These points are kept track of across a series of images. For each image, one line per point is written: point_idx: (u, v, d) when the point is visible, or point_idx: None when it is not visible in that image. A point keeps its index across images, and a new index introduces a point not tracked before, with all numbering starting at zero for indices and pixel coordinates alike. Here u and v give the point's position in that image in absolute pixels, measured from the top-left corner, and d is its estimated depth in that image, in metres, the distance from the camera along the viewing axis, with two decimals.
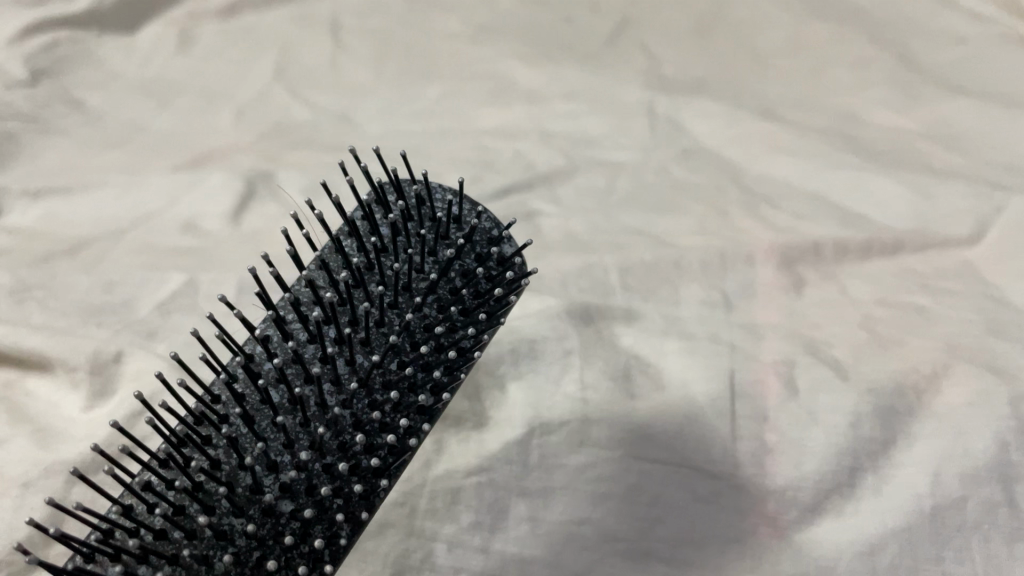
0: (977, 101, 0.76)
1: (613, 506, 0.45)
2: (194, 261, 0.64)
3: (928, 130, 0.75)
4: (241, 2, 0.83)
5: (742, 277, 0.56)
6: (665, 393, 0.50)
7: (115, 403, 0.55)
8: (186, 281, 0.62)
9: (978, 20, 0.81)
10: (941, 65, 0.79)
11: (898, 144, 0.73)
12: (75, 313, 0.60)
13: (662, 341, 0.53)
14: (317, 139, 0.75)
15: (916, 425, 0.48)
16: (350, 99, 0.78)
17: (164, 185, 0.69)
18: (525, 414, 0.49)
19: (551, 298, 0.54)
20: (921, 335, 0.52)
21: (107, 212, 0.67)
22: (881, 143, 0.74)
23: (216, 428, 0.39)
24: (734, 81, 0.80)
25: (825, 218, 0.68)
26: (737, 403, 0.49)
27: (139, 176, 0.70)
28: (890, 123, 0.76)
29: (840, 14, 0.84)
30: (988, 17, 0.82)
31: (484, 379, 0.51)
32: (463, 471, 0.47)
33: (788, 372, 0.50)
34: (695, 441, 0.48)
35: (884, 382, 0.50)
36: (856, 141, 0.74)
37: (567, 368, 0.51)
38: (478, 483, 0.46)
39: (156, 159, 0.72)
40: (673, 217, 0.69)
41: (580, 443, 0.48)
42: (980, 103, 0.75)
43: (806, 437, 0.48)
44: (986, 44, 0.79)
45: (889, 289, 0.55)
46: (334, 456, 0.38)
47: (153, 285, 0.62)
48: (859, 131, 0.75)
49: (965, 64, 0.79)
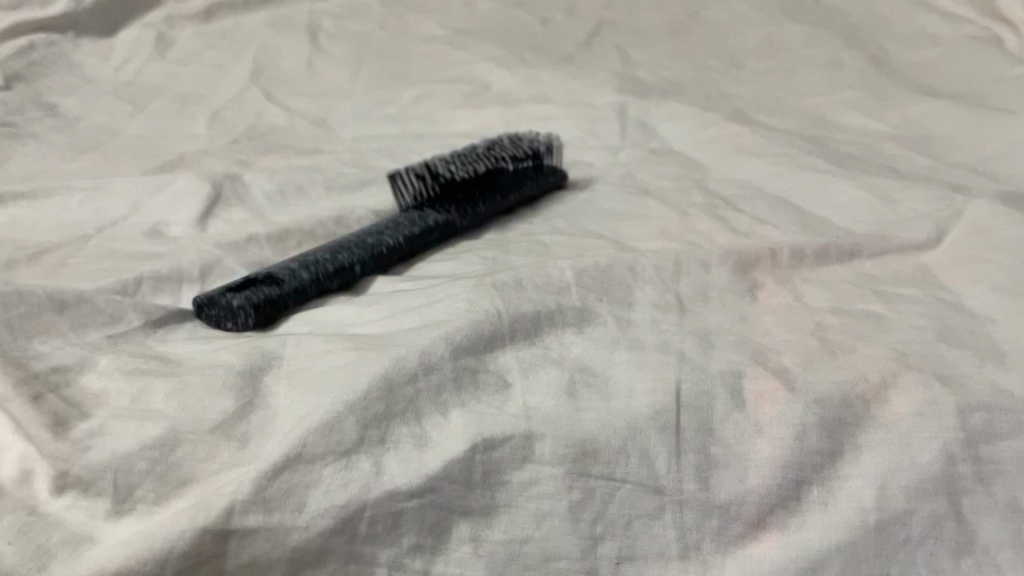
0: (935, 134, 0.84)
1: (531, 532, 0.37)
2: (152, 248, 0.65)
3: (891, 146, 0.81)
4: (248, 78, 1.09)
5: (697, 282, 0.53)
6: (611, 404, 0.41)
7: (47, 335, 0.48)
8: (136, 265, 0.61)
9: (897, 72, 1.03)
10: (904, 99, 0.92)
11: (858, 161, 0.75)
12: (34, 274, 0.59)
13: (612, 353, 0.45)
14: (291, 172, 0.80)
15: (866, 435, 0.39)
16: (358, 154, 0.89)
17: (166, 200, 0.74)
18: (470, 429, 0.39)
19: (499, 302, 0.47)
20: (872, 346, 0.45)
21: (106, 213, 0.72)
22: (846, 158, 0.77)
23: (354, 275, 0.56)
24: (710, 140, 0.87)
25: (787, 222, 0.65)
26: (683, 415, 0.40)
27: (145, 196, 0.74)
28: (854, 144, 0.83)
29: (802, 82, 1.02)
30: (895, 67, 1.06)
31: (425, 403, 0.41)
32: (385, 488, 0.37)
33: (738, 382, 0.41)
34: (637, 455, 0.38)
35: (833, 390, 0.41)
36: (816, 160, 0.76)
37: (506, 393, 0.42)
38: (390, 496, 0.37)
39: (166, 177, 0.76)
40: (636, 222, 0.67)
41: (523, 460, 0.38)
42: (938, 133, 0.83)
43: (750, 448, 0.39)
44: (930, 87, 0.96)
45: (848, 298, 0.51)
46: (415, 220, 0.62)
47: (105, 269, 0.61)
48: (823, 147, 0.81)
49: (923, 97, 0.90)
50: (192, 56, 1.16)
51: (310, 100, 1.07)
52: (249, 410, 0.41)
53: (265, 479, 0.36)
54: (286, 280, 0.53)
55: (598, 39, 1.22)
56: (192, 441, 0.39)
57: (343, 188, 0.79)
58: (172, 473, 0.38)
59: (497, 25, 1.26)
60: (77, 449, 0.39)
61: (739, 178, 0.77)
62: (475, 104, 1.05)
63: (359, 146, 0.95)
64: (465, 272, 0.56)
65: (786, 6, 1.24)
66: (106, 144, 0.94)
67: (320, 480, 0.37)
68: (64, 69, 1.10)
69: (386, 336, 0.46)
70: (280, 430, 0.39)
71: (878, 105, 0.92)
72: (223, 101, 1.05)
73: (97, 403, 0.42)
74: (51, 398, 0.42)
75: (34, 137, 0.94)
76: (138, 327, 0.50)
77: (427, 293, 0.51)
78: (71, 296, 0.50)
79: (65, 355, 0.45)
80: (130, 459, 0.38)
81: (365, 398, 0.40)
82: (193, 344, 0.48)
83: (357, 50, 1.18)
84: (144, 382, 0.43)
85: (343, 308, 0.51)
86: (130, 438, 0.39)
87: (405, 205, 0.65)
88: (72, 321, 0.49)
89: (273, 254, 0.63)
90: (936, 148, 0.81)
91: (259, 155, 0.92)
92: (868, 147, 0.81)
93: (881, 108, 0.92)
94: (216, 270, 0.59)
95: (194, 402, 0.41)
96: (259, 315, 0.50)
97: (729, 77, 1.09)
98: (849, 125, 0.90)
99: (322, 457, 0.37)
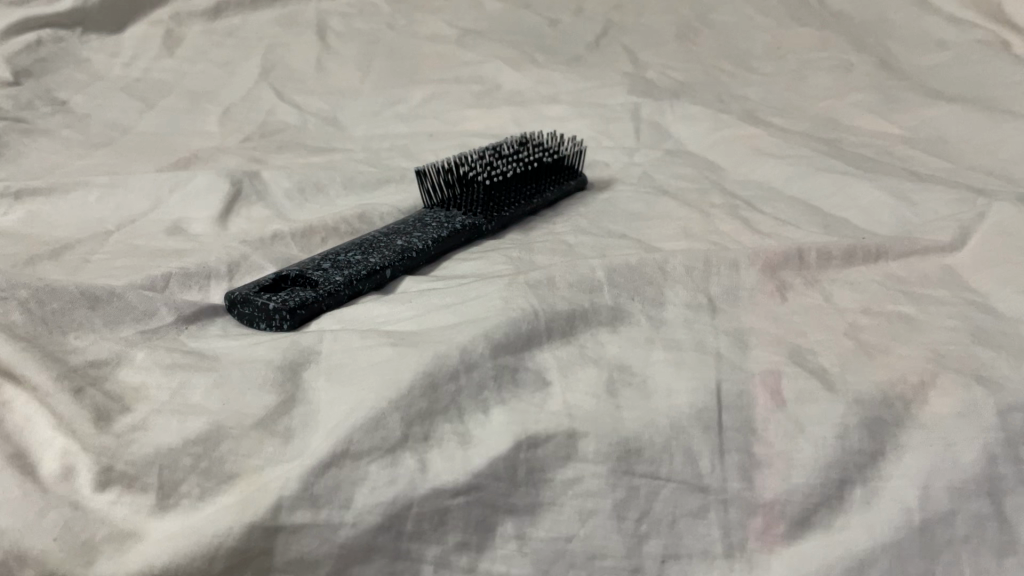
0: (948, 136, 0.84)
1: (576, 529, 0.37)
2: (176, 243, 0.65)
3: (906, 148, 0.82)
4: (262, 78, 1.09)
5: (727, 282, 0.53)
6: (652, 402, 0.41)
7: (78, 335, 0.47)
8: (160, 261, 0.61)
9: (908, 75, 1.04)
10: (913, 102, 0.92)
11: (875, 164, 0.76)
12: (59, 267, 0.59)
13: (648, 351, 0.45)
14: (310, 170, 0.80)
15: (906, 435, 0.40)
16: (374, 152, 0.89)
17: (185, 197, 0.74)
18: (513, 427, 0.39)
19: (534, 302, 0.48)
20: (907, 346, 0.45)
21: (126, 210, 0.71)
22: (863, 160, 0.77)
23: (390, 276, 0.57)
24: (724, 142, 0.87)
25: (809, 223, 0.65)
26: (725, 415, 0.40)
27: (164, 194, 0.74)
28: (868, 147, 0.83)
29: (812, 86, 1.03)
30: (904, 70, 1.06)
31: (466, 400, 0.41)
32: (431, 485, 0.37)
33: (776, 382, 0.42)
34: (681, 452, 0.39)
35: (871, 392, 0.41)
36: (833, 162, 0.76)
37: (546, 391, 0.42)
38: (435, 492, 0.37)
39: (184, 174, 0.76)
40: (657, 222, 0.67)
41: (567, 458, 0.38)
42: (950, 136, 0.84)
43: (792, 447, 0.39)
44: (940, 91, 0.97)
45: (877, 300, 0.52)
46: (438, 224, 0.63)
47: (129, 262, 0.60)
48: (838, 149, 0.82)
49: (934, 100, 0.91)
50: (201, 53, 1.15)
51: (320, 99, 1.07)
52: (291, 405, 0.41)
53: (312, 474, 0.36)
54: (317, 273, 0.54)
55: (605, 40, 1.22)
56: (235, 437, 0.39)
57: (361, 188, 0.79)
58: (214, 469, 0.38)
59: (505, 25, 1.26)
60: (121, 444, 0.38)
61: (756, 180, 0.77)
62: (486, 103, 1.05)
63: (372, 145, 0.95)
64: (492, 271, 0.56)
65: (793, 9, 1.25)
66: (117, 140, 0.94)
67: (366, 475, 0.37)
68: (73, 65, 1.09)
69: (423, 332, 0.46)
70: (325, 425, 0.39)
71: (889, 108, 0.93)
72: (233, 99, 1.05)
73: (137, 398, 0.42)
74: (91, 392, 0.42)
75: (45, 132, 0.93)
76: (171, 322, 0.50)
77: (459, 291, 0.51)
78: (103, 292, 0.50)
79: (102, 349, 0.45)
80: (175, 454, 0.38)
81: (409, 394, 0.40)
82: (227, 341, 0.48)
83: (365, 48, 1.18)
84: (182, 377, 0.43)
85: (376, 306, 0.51)
86: (173, 434, 0.39)
87: (427, 213, 0.66)
88: (105, 316, 0.49)
89: (297, 252, 0.63)
90: (950, 150, 0.81)
91: (273, 152, 0.91)
92: (883, 149, 0.82)
93: (892, 111, 0.92)
94: (243, 265, 0.59)
95: (236, 397, 0.41)
96: (295, 318, 0.50)
97: (738, 79, 1.10)
98: (861, 127, 0.90)
99: (368, 452, 0.37)
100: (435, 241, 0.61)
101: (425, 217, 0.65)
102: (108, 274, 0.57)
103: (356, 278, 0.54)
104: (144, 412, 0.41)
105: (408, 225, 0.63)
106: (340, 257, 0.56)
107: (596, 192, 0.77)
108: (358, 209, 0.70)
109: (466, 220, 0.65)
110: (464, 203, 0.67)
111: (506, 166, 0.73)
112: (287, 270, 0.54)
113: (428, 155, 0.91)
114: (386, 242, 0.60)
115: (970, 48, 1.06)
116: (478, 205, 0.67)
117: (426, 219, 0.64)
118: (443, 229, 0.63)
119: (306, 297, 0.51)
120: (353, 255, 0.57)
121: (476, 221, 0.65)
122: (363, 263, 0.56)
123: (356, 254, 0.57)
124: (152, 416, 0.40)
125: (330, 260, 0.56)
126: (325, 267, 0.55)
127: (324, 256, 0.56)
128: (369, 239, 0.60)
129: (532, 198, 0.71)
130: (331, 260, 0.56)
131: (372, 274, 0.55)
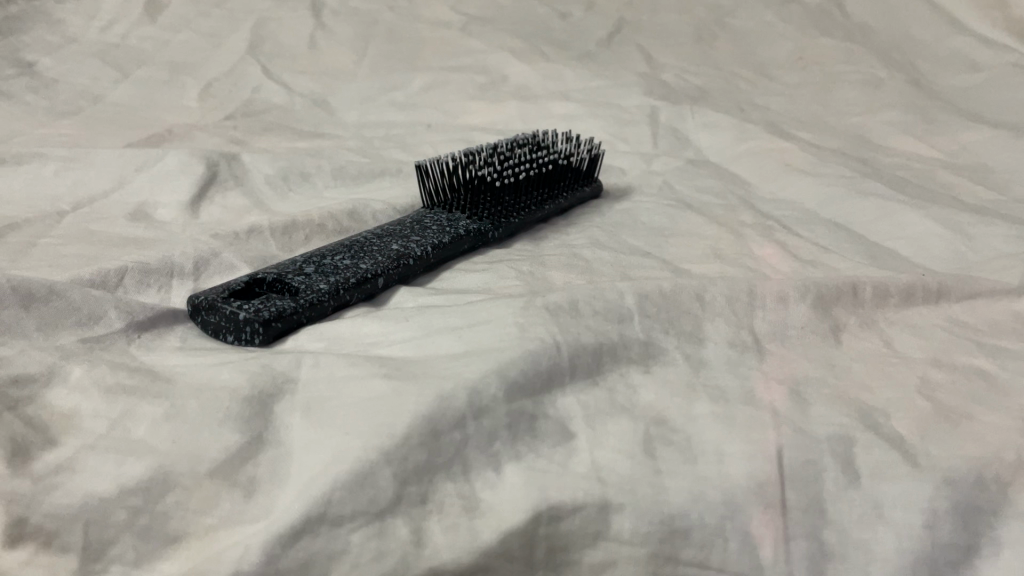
0: (991, 164, 0.78)
1: None
2: (139, 230, 0.57)
3: (947, 173, 0.75)
4: (249, 55, 1.01)
5: (773, 318, 0.46)
6: (700, 467, 0.34)
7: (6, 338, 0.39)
8: (121, 248, 0.53)
9: (943, 95, 0.97)
10: (949, 127, 0.86)
11: (919, 189, 0.69)
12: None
13: (691, 400, 0.38)
14: (295, 157, 0.72)
15: (1007, 528, 0.33)
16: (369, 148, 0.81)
17: (154, 178, 0.66)
18: (533, 492, 0.32)
19: (554, 332, 0.40)
20: (994, 412, 0.38)
21: (86, 189, 0.63)
22: (903, 184, 0.71)
23: (384, 286, 0.49)
24: (750, 155, 0.80)
25: (853, 252, 0.58)
26: (789, 491, 0.33)
27: (131, 173, 0.66)
28: (905, 170, 0.76)
29: (840, 104, 0.96)
30: (936, 89, 1.00)
31: (474, 453, 0.33)
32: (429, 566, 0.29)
33: (847, 451, 0.35)
34: (737, 537, 0.32)
35: (963, 470, 0.34)
36: (875, 185, 0.69)
37: (572, 444, 0.34)
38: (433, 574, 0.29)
39: (154, 152, 0.68)
40: (683, 239, 0.60)
41: (597, 536, 0.31)
42: (993, 167, 0.77)
43: (871, 536, 0.32)
44: (976, 114, 0.90)
45: (946, 350, 0.45)
46: (439, 229, 0.56)
47: (82, 247, 0.52)
48: (874, 170, 0.75)
49: (975, 126, 0.84)
50: (185, 20, 1.07)
51: (310, 79, 0.99)
52: (258, 447, 0.33)
53: (279, 546, 0.29)
54: (296, 281, 0.46)
55: (619, 37, 1.14)
56: (186, 486, 0.31)
57: (351, 180, 0.71)
58: (156, 527, 0.30)
59: (511, 13, 1.18)
60: (40, 490, 0.31)
61: (788, 200, 0.70)
62: (490, 96, 0.97)
63: (364, 133, 0.87)
64: (500, 289, 0.49)
65: (816, 18, 1.18)
66: (86, 109, 0.85)
67: (346, 549, 0.29)
68: (45, 26, 1.01)
69: (422, 362, 0.38)
70: (299, 476, 0.31)
71: (925, 130, 0.86)
72: (217, 73, 0.97)
73: (67, 429, 0.34)
74: (10, 419, 0.34)
75: (7, 97, 0.85)
76: (121, 330, 0.42)
77: (466, 312, 0.43)
78: (41, 288, 0.42)
79: (31, 361, 0.37)
80: (108, 506, 0.30)
81: (404, 444, 0.32)
82: (187, 357, 0.40)
83: (362, 28, 1.10)
84: (126, 403, 0.35)
85: (367, 321, 0.44)
86: (106, 480, 0.31)
87: (426, 214, 0.58)
88: (41, 318, 0.41)
89: (277, 251, 0.55)
90: (995, 179, 0.75)
91: (256, 134, 0.83)
92: (923, 174, 0.75)
93: (927, 134, 0.85)
94: (213, 262, 0.51)
95: (190, 433, 0.33)
96: (269, 333, 0.42)
97: (759, 89, 1.03)
98: (894, 149, 0.84)
99: (351, 518, 0.30)
100: (435, 246, 0.54)
101: (424, 218, 0.57)
102: (53, 264, 0.49)
103: (344, 286, 0.47)
104: (74, 447, 0.33)
105: (406, 227, 0.56)
106: (323, 260, 0.49)
107: (612, 203, 0.70)
108: (349, 203, 0.62)
109: (471, 226, 0.57)
110: (468, 205, 0.60)
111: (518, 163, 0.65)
112: (264, 272, 0.46)
113: (427, 148, 0.83)
114: (381, 245, 0.52)
115: (1007, 72, 0.99)
116: (485, 210, 0.60)
117: (423, 222, 0.57)
118: (446, 234, 0.55)
119: (284, 307, 0.43)
120: (338, 260, 0.49)
121: (482, 226, 0.58)
122: (353, 269, 0.48)
123: (343, 259, 0.49)
124: (84, 454, 0.32)
125: (313, 265, 0.48)
126: (307, 271, 0.47)
127: (306, 260, 0.48)
128: (363, 241, 0.52)
129: (543, 204, 0.64)
130: (314, 265, 0.48)
131: (363, 282, 0.48)
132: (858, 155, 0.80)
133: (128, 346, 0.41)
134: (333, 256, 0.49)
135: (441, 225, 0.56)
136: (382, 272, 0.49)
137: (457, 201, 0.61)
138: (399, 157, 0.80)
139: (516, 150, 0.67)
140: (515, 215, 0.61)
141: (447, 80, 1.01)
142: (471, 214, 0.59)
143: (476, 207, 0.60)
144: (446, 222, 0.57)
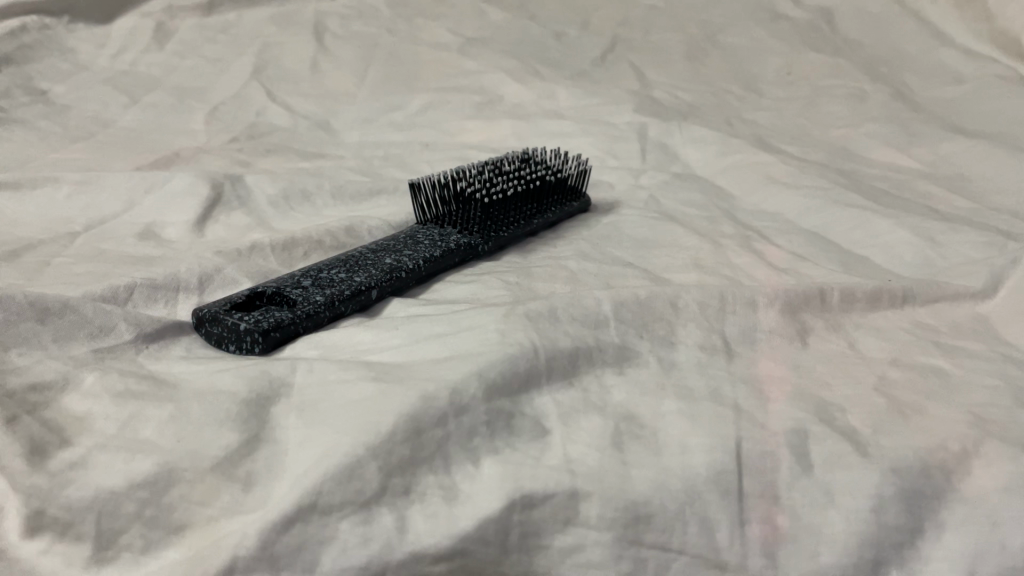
0: (969, 173, 0.81)
1: None
2: (145, 249, 0.60)
3: (925, 183, 0.77)
4: (253, 78, 1.04)
5: (742, 322, 0.48)
6: (665, 459, 0.36)
7: (23, 348, 0.42)
8: (129, 266, 0.56)
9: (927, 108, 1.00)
10: (931, 139, 0.88)
11: (894, 199, 0.72)
12: (14, 269, 0.54)
13: (659, 398, 0.40)
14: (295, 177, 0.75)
15: (951, 512, 0.35)
16: (367, 167, 0.85)
17: (161, 199, 0.69)
18: (508, 481, 0.34)
19: (532, 336, 0.43)
20: (944, 406, 0.41)
21: (97, 211, 0.67)
22: (880, 194, 0.73)
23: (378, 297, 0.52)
24: (735, 169, 0.83)
25: (826, 261, 0.61)
26: (746, 479, 0.36)
27: (140, 194, 0.69)
28: (885, 181, 0.79)
29: (825, 118, 0.99)
30: (922, 101, 1.03)
31: (454, 449, 0.36)
32: (407, 551, 0.32)
33: (802, 445, 0.38)
34: (696, 521, 0.34)
35: (909, 460, 0.37)
36: (852, 196, 0.72)
37: (546, 439, 0.37)
38: (414, 558, 0.32)
39: (161, 174, 0.71)
40: (665, 250, 0.63)
41: (567, 522, 0.34)
42: (970, 177, 0.80)
43: (822, 520, 0.34)
44: (957, 126, 0.93)
45: (907, 351, 0.47)
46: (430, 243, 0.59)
47: (92, 265, 0.56)
48: (854, 181, 0.77)
49: (956, 137, 0.87)
50: (192, 47, 1.11)
51: (313, 102, 1.02)
52: (256, 444, 0.36)
53: (273, 532, 0.31)
54: (292, 294, 0.49)
55: (612, 56, 1.18)
56: (190, 480, 0.34)
57: (350, 198, 0.74)
58: (163, 517, 0.33)
59: (509, 34, 1.21)
60: (56, 485, 0.34)
61: (769, 211, 0.73)
62: (486, 115, 1.01)
63: (365, 153, 0.90)
64: (487, 299, 0.52)
65: (805, 33, 1.21)
66: (96, 134, 0.89)
67: (335, 535, 0.32)
68: (57, 54, 1.04)
69: (409, 366, 0.41)
70: (292, 470, 0.34)
71: (906, 142, 0.89)
72: (222, 97, 1.00)
73: (80, 430, 0.37)
74: (28, 422, 0.37)
75: (21, 124, 0.89)
76: (130, 340, 0.45)
77: (452, 320, 0.46)
78: (55, 303, 0.45)
79: (46, 369, 0.40)
80: (118, 498, 0.33)
81: (388, 440, 0.35)
82: (192, 365, 0.43)
83: (363, 51, 1.13)
84: (134, 407, 0.38)
85: (359, 330, 0.46)
86: (116, 475, 0.34)
87: (418, 230, 0.61)
88: (55, 330, 0.44)
89: (277, 266, 0.58)
90: (972, 189, 0.77)
91: (260, 156, 0.87)
92: (901, 185, 0.78)
93: (909, 145, 0.88)
94: (216, 277, 0.54)
95: (194, 432, 0.36)
96: (268, 341, 0.45)
97: (748, 104, 1.06)
98: (876, 161, 0.86)
99: (340, 507, 0.33)
100: (427, 260, 0.56)
101: (417, 233, 0.60)
102: (66, 282, 0.52)
103: (339, 298, 0.50)
104: (86, 447, 0.36)
105: (400, 242, 0.59)
106: (318, 274, 0.52)
107: (600, 215, 0.72)
108: (347, 220, 0.65)
109: (461, 240, 0.60)
110: (460, 220, 0.63)
111: (507, 176, 0.68)
112: (263, 286, 0.49)
113: (424, 166, 0.86)
114: (374, 259, 0.55)
115: (989, 83, 1.02)
116: (476, 225, 0.62)
117: (415, 237, 0.60)
118: (437, 248, 0.58)
119: (282, 318, 0.46)
120: (331, 274, 0.52)
121: (472, 239, 0.61)
122: (347, 282, 0.51)
123: (338, 273, 0.52)
124: (97, 452, 0.35)
125: (309, 278, 0.51)
126: (304, 285, 0.50)
127: (302, 275, 0.51)
128: (359, 255, 0.55)
129: (533, 217, 0.67)
130: (310, 279, 0.51)
131: (356, 294, 0.51)
132: (840, 167, 0.83)
133: (138, 354, 0.44)
134: (327, 271, 0.52)
135: (432, 240, 0.59)
136: (375, 283, 0.52)
137: (447, 217, 0.64)
138: (397, 176, 0.83)
139: (507, 166, 0.70)
140: (504, 228, 0.64)
141: (445, 101, 1.04)
142: (462, 228, 0.62)
143: (467, 220, 0.63)
144: (437, 237, 0.60)
